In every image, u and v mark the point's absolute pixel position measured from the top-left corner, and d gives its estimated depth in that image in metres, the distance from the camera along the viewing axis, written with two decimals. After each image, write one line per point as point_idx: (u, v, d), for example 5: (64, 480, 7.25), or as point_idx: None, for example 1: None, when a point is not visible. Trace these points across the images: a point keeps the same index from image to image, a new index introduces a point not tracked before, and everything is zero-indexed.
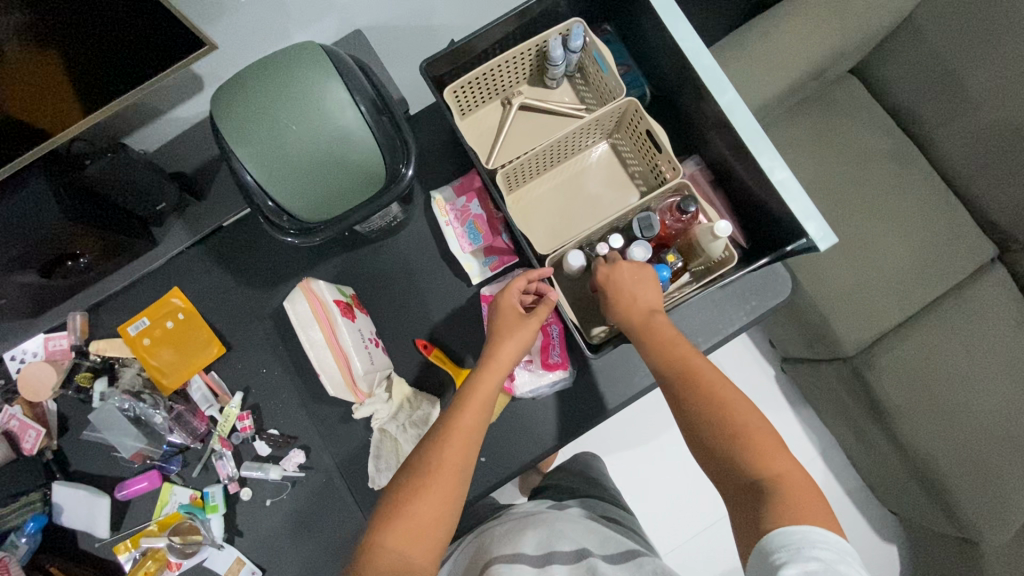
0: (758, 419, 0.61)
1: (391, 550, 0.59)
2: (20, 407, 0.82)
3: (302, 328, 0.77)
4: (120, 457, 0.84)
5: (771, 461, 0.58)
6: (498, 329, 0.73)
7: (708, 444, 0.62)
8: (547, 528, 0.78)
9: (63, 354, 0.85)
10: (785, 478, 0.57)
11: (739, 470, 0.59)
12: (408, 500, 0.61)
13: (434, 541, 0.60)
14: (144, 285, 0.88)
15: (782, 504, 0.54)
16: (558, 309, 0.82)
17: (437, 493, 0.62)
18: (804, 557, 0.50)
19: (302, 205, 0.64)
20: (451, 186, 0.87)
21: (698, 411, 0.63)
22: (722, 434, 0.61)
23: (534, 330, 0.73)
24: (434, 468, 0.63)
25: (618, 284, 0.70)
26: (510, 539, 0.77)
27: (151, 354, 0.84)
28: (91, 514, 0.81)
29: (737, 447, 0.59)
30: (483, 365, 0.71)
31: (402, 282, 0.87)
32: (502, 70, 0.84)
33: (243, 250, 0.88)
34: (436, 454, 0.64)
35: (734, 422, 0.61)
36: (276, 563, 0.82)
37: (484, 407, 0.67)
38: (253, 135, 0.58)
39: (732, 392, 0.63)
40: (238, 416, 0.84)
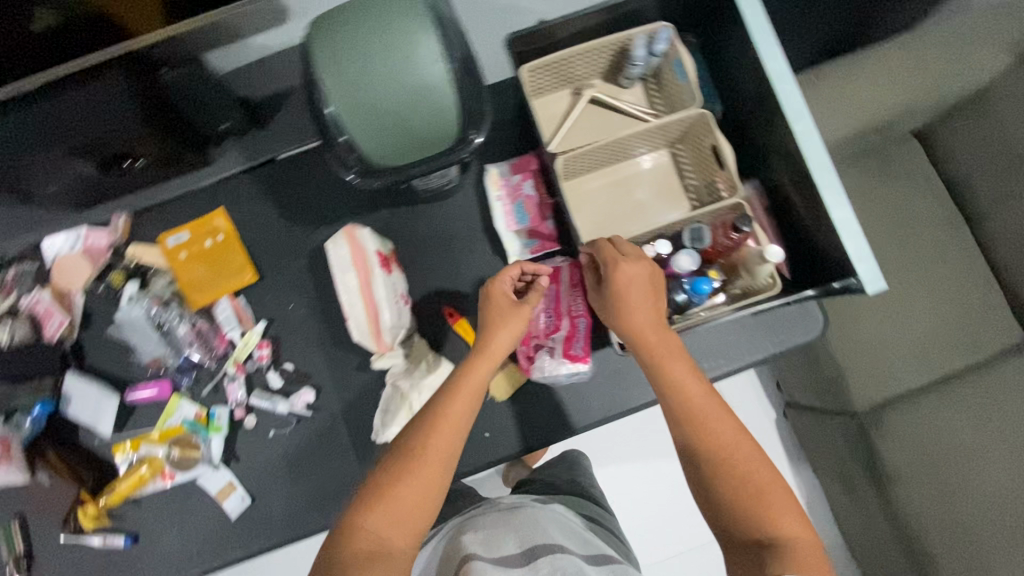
0: (761, 468, 0.63)
1: (373, 535, 0.60)
2: (50, 294, 0.85)
3: (339, 271, 0.81)
4: (134, 361, 0.86)
5: (777, 518, 0.60)
6: (489, 317, 0.73)
7: (712, 490, 0.63)
8: (532, 523, 0.78)
9: (98, 252, 0.87)
10: (786, 529, 0.59)
11: (744, 524, 0.60)
12: (395, 487, 0.62)
13: (416, 526, 0.62)
14: (189, 200, 0.89)
15: (788, 556, 0.57)
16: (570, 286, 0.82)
17: (423, 476, 0.63)
18: None
19: (373, 149, 0.63)
20: (507, 163, 0.87)
21: (706, 455, 0.63)
22: (731, 484, 0.62)
23: (525, 320, 0.73)
24: (423, 452, 0.64)
25: (622, 300, 0.70)
26: (496, 534, 0.76)
27: (187, 268, 0.87)
28: (98, 409, 0.83)
29: (747, 500, 0.61)
30: (476, 353, 0.71)
31: (440, 248, 0.88)
32: (580, 60, 0.84)
33: (293, 186, 0.89)
34: (421, 440, 0.65)
35: (739, 467, 0.63)
36: (267, 498, 0.82)
37: (473, 393, 0.68)
38: (344, 72, 0.59)
39: (744, 443, 0.64)
40: (258, 344, 0.85)
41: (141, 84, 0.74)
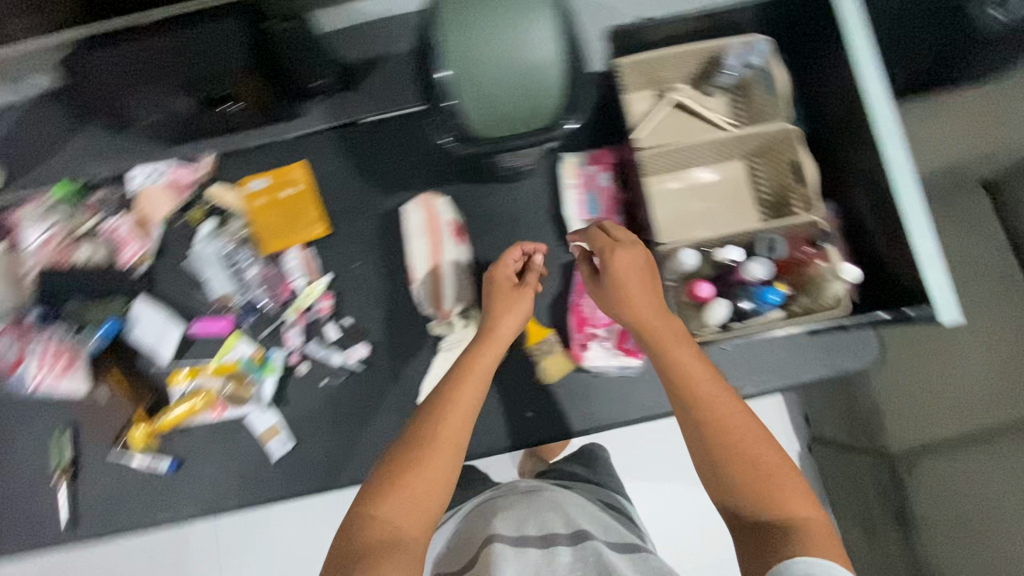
0: (769, 448, 0.56)
1: (375, 519, 0.54)
2: (131, 220, 0.90)
3: (413, 234, 0.87)
4: (201, 295, 0.89)
5: (794, 504, 0.52)
6: (493, 302, 0.73)
7: (723, 478, 0.55)
8: (553, 509, 0.78)
9: (182, 186, 0.91)
10: (803, 517, 0.51)
11: (754, 509, 0.53)
12: (400, 472, 0.56)
13: (427, 517, 0.56)
14: (274, 150, 0.93)
15: (807, 543, 0.49)
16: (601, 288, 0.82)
17: (432, 466, 0.57)
18: None
19: (478, 115, 0.64)
20: (584, 154, 0.88)
21: (712, 436, 0.56)
22: (744, 467, 0.54)
23: (529, 300, 0.73)
24: (428, 438, 0.58)
25: (615, 271, 0.66)
26: (517, 518, 0.77)
27: (263, 214, 0.90)
28: (162, 336, 0.87)
29: (760, 483, 0.53)
30: (479, 340, 0.69)
31: (506, 227, 0.89)
32: (672, 63, 0.85)
33: (374, 148, 0.92)
34: (423, 420, 0.60)
35: (747, 446, 0.55)
36: (308, 445, 0.84)
37: (482, 372, 0.65)
38: (469, 38, 0.62)
39: (755, 427, 0.57)
40: (321, 295, 0.88)
41: (253, 29, 0.73)
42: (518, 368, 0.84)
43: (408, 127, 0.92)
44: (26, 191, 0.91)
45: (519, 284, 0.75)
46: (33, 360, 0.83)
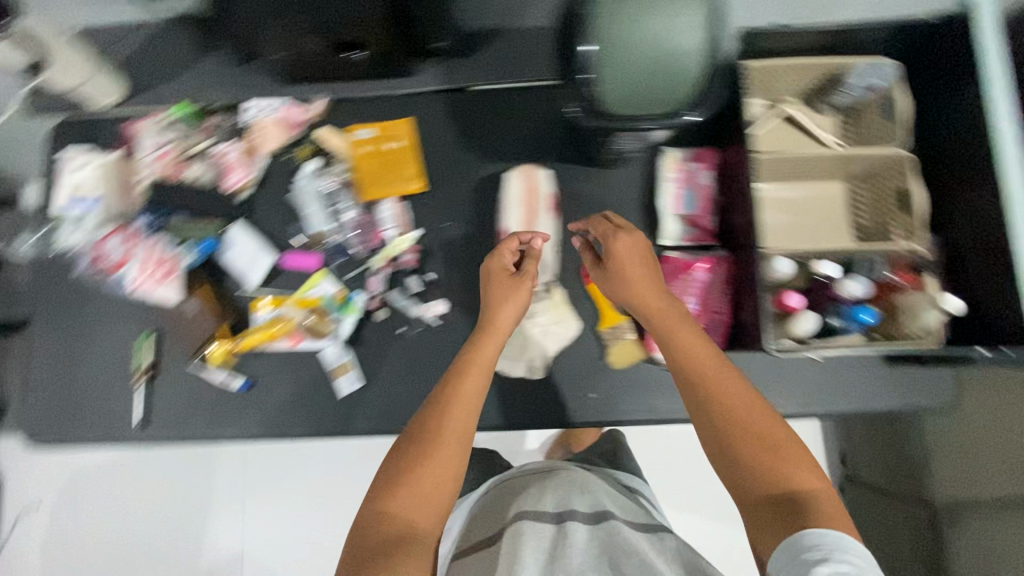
0: (776, 430, 0.58)
1: (382, 515, 0.56)
2: (240, 149, 0.93)
3: (509, 203, 0.88)
4: (295, 230, 0.92)
5: (800, 475, 0.55)
6: (491, 291, 0.75)
7: (729, 455, 0.57)
8: (571, 487, 0.76)
9: (293, 124, 0.95)
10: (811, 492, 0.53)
11: (763, 483, 0.55)
12: (406, 473, 0.58)
13: (436, 506, 0.58)
14: (383, 103, 0.96)
15: (817, 513, 0.51)
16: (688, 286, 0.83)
17: (440, 458, 0.59)
18: (838, 559, 0.46)
19: (613, 92, 0.65)
20: (687, 150, 0.88)
21: (721, 420, 0.59)
22: (754, 443, 0.57)
23: (527, 292, 0.74)
24: (436, 432, 0.60)
25: (620, 271, 0.73)
26: (536, 494, 0.76)
27: (365, 161, 0.93)
28: (253, 262, 0.90)
29: (769, 459, 0.56)
30: (483, 332, 0.71)
31: (596, 211, 0.90)
32: (793, 75, 0.85)
33: (478, 116, 0.94)
34: (421, 421, 0.62)
35: (751, 434, 0.57)
36: (374, 388, 0.87)
37: (482, 369, 0.66)
38: (615, 17, 0.64)
39: (760, 406, 0.60)
40: (409, 247, 0.91)
41: None
42: (588, 349, 0.86)
43: (515, 99, 0.93)
44: (149, 105, 0.96)
45: (517, 275, 0.75)
46: (135, 265, 0.87)
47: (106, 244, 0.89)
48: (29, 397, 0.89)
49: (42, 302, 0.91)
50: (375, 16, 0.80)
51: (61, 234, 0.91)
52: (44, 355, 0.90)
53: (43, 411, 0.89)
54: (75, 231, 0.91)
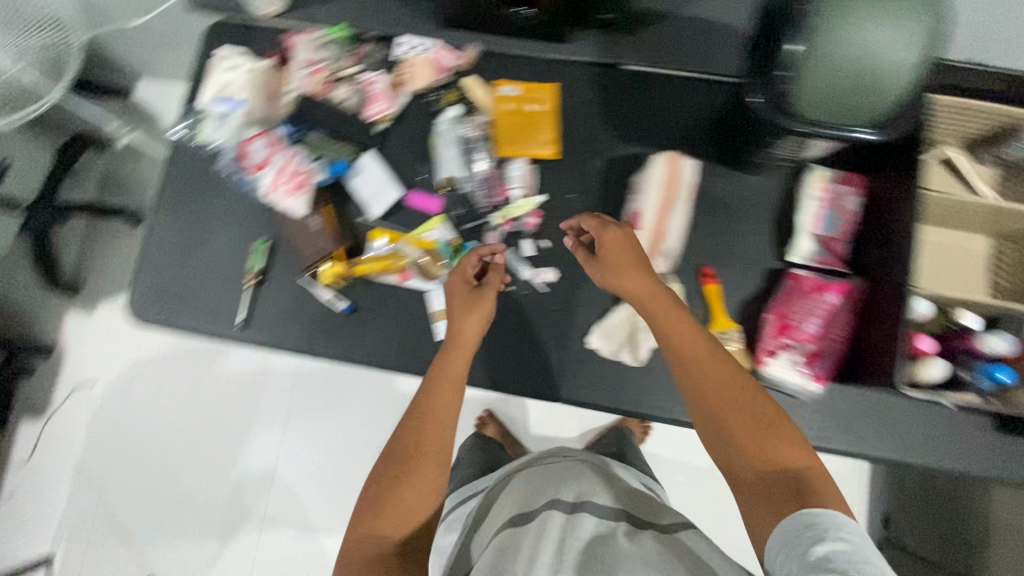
0: (761, 428, 0.64)
1: (372, 522, 0.66)
2: (387, 81, 0.94)
3: (646, 188, 0.84)
4: (422, 171, 0.93)
5: (789, 458, 0.62)
6: (456, 310, 0.82)
7: (727, 439, 0.65)
8: (581, 486, 0.81)
9: (441, 68, 0.95)
10: (794, 480, 0.60)
11: (755, 466, 0.62)
12: (390, 492, 0.67)
13: (411, 519, 0.67)
14: (533, 65, 0.95)
15: (805, 493, 0.58)
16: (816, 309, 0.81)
17: (414, 477, 0.68)
18: (829, 535, 0.53)
19: (804, 93, 0.66)
20: (836, 172, 0.87)
21: (713, 412, 0.66)
22: (745, 429, 0.64)
23: (489, 305, 0.81)
24: (407, 458, 0.70)
25: (619, 279, 0.77)
26: (551, 494, 0.80)
27: (506, 119, 0.93)
28: (378, 193, 0.92)
29: (760, 444, 0.63)
30: (451, 346, 0.80)
31: (726, 214, 0.88)
32: (969, 118, 0.82)
33: (626, 96, 0.93)
34: (398, 442, 0.72)
35: (742, 434, 0.64)
36: (472, 339, 0.88)
37: (447, 383, 0.76)
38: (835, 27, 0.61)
39: (754, 398, 0.67)
40: (531, 211, 0.91)
41: None
42: None
43: (665, 88, 0.92)
44: (305, 20, 0.97)
45: (478, 292, 0.82)
46: (272, 171, 0.89)
47: (249, 145, 0.90)
48: (142, 274, 0.92)
49: (172, 189, 0.93)
50: None
51: (204, 127, 0.93)
52: (165, 239, 0.93)
53: (154, 290, 0.92)
54: (218, 127, 0.92)
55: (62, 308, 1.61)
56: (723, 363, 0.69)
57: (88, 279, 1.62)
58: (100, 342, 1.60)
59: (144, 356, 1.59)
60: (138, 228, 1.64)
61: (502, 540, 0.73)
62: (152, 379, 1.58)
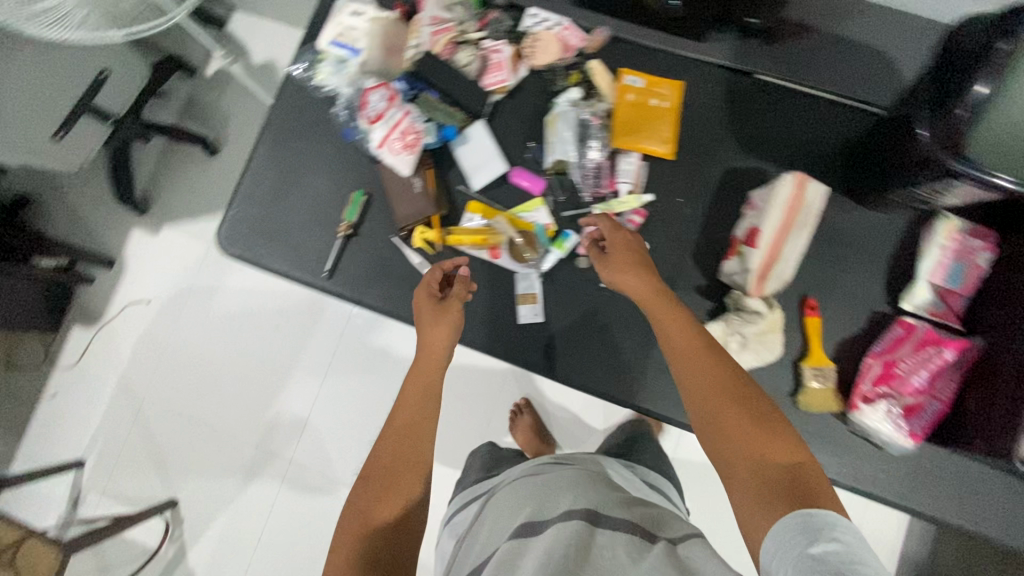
0: (751, 424, 0.62)
1: (360, 522, 0.67)
2: (510, 51, 0.90)
3: (772, 205, 0.78)
4: (531, 150, 0.90)
5: (786, 456, 0.59)
6: (424, 322, 0.81)
7: (726, 438, 0.62)
8: (568, 492, 0.75)
9: (567, 47, 0.90)
10: (788, 478, 0.57)
11: (754, 467, 0.58)
12: (364, 508, 0.68)
13: (384, 528, 0.66)
14: (662, 59, 0.91)
15: (804, 494, 0.54)
16: (923, 366, 0.77)
17: (384, 490, 0.69)
18: (825, 535, 0.49)
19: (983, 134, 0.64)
20: (968, 222, 0.80)
21: (706, 411, 0.64)
22: (740, 426, 0.62)
23: (456, 313, 0.81)
24: (377, 474, 0.71)
25: (618, 279, 0.78)
26: (543, 502, 0.74)
27: (626, 110, 0.88)
28: (482, 165, 0.90)
29: (755, 443, 0.60)
30: (421, 360, 0.81)
31: (837, 247, 0.85)
32: None
33: (753, 108, 0.89)
34: (378, 455, 0.73)
35: (732, 435, 0.62)
36: (555, 328, 0.87)
37: (415, 392, 0.78)
38: None
39: (752, 398, 0.64)
40: (635, 209, 0.87)
41: None
42: (776, 378, 0.83)
43: (796, 106, 0.88)
44: None
45: (443, 302, 0.81)
46: (383, 126, 0.85)
47: (369, 95, 0.86)
48: (236, 204, 0.92)
49: (278, 124, 0.93)
50: None
51: (320, 69, 0.91)
52: (264, 173, 0.92)
53: (246, 222, 0.92)
54: (334, 71, 0.91)
55: (128, 223, 1.64)
56: (715, 360, 0.67)
57: (156, 199, 1.64)
58: (159, 262, 1.63)
59: (199, 284, 1.61)
60: (212, 158, 1.65)
61: (501, 552, 0.67)
62: (203, 307, 1.60)
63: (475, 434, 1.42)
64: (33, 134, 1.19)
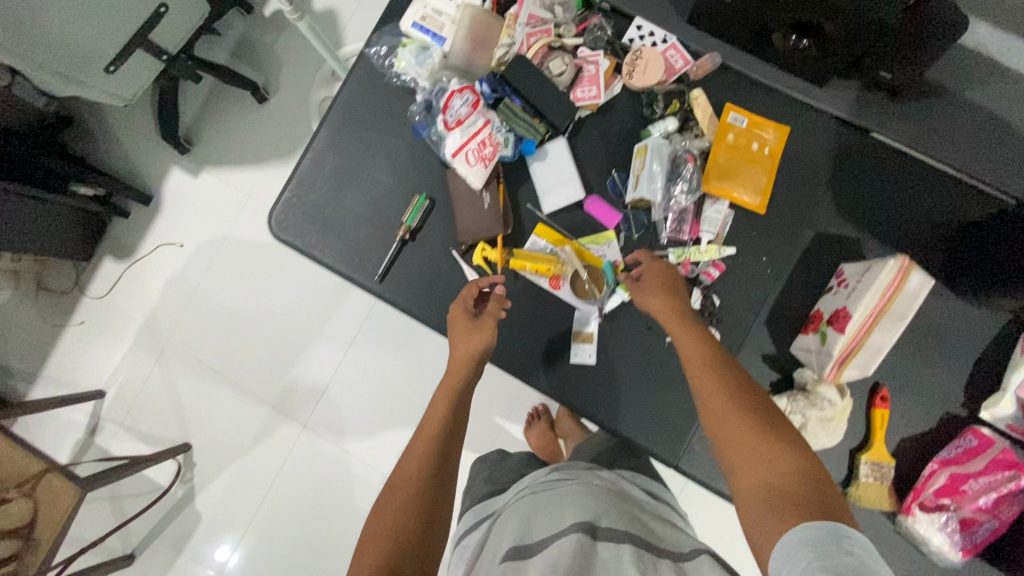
0: (761, 437, 0.61)
1: (385, 530, 0.64)
2: (607, 65, 0.82)
3: (869, 288, 0.71)
4: (611, 179, 0.84)
5: (793, 465, 0.58)
6: (456, 338, 0.79)
7: (736, 451, 0.62)
8: (566, 508, 0.71)
9: (670, 69, 0.82)
10: (798, 485, 0.56)
11: (763, 478, 0.58)
12: (381, 517, 0.66)
13: (403, 536, 0.63)
14: (771, 99, 0.82)
15: (813, 502, 0.54)
16: (987, 487, 0.73)
17: (400, 497, 0.67)
18: (834, 546, 0.48)
19: None
20: None
21: (716, 422, 0.65)
22: (748, 437, 0.62)
23: (490, 330, 0.78)
24: (396, 481, 0.70)
25: (641, 304, 0.77)
26: (546, 520, 0.70)
27: (724, 152, 0.81)
28: (558, 187, 0.83)
29: (762, 452, 0.60)
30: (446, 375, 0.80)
31: (923, 337, 0.79)
32: None
33: (861, 169, 0.81)
34: (402, 470, 0.70)
35: (736, 445, 0.62)
36: (608, 371, 0.83)
37: (444, 404, 0.77)
38: None
39: (760, 408, 0.64)
40: (713, 261, 0.81)
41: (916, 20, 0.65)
42: (831, 463, 0.79)
43: (910, 175, 0.81)
44: None
45: (477, 319, 0.79)
46: (462, 134, 0.79)
47: (451, 99, 0.79)
48: (292, 187, 0.87)
49: (346, 108, 0.86)
50: (856, 31, 0.69)
51: (400, 55, 0.83)
52: (325, 158, 0.87)
53: (300, 207, 0.87)
54: (415, 60, 0.83)
55: (169, 161, 1.59)
56: (727, 377, 0.67)
57: (199, 140, 1.59)
58: (196, 206, 1.59)
59: (233, 235, 1.58)
60: (259, 105, 1.58)
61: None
62: (235, 259, 1.58)
63: (490, 431, 1.41)
64: (79, 60, 1.13)
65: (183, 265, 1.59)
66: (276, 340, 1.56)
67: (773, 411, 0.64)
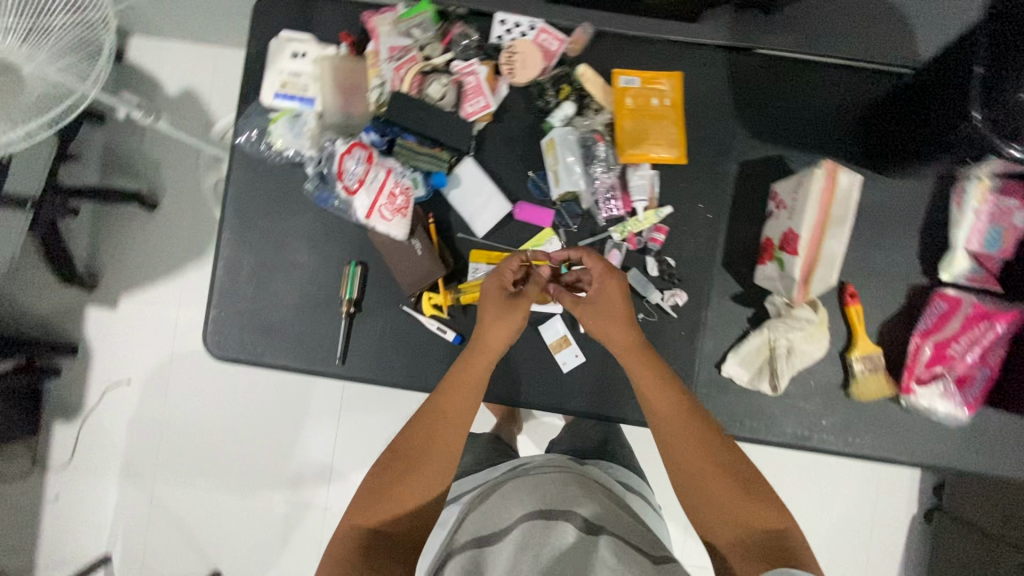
0: (727, 490, 0.64)
1: (378, 492, 0.64)
2: (486, 71, 0.79)
3: (806, 204, 0.72)
4: (531, 180, 0.81)
5: (763, 515, 0.62)
6: (486, 315, 0.71)
7: (708, 495, 0.64)
8: (546, 483, 0.67)
9: (548, 53, 0.80)
10: (763, 535, 0.62)
11: (732, 527, 0.63)
12: (377, 477, 0.65)
13: (391, 506, 0.63)
14: (653, 47, 0.81)
15: (776, 553, 0.60)
16: (966, 346, 0.78)
17: (396, 470, 0.65)
18: None
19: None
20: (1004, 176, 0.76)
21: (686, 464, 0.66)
22: (723, 486, 0.64)
23: (525, 312, 0.71)
24: (399, 446, 0.67)
25: (604, 325, 0.71)
26: (515, 496, 0.66)
27: (629, 118, 0.79)
28: (482, 206, 0.80)
29: (740, 500, 0.63)
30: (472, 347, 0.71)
31: (869, 226, 0.81)
32: None
33: (762, 86, 0.81)
34: (405, 433, 0.67)
35: (708, 492, 0.64)
36: (596, 366, 0.82)
37: (458, 401, 0.68)
38: None
39: (725, 451, 0.66)
40: (656, 225, 0.80)
41: None
42: (828, 372, 0.81)
43: (807, 75, 0.81)
44: None
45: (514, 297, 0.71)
46: (367, 194, 0.75)
47: (344, 162, 0.75)
48: (217, 302, 0.81)
49: (242, 205, 0.81)
50: None
51: (274, 132, 0.79)
52: (239, 260, 0.81)
53: (233, 319, 0.81)
54: (291, 133, 0.79)
55: (81, 302, 1.49)
56: (697, 429, 0.66)
57: (103, 270, 1.48)
58: (128, 337, 1.49)
59: (178, 352, 1.49)
60: (151, 212, 1.48)
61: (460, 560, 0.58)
62: (190, 374, 1.50)
63: None
64: None
65: (138, 401, 1.49)
66: (262, 437, 1.50)
67: (731, 451, 0.66)
